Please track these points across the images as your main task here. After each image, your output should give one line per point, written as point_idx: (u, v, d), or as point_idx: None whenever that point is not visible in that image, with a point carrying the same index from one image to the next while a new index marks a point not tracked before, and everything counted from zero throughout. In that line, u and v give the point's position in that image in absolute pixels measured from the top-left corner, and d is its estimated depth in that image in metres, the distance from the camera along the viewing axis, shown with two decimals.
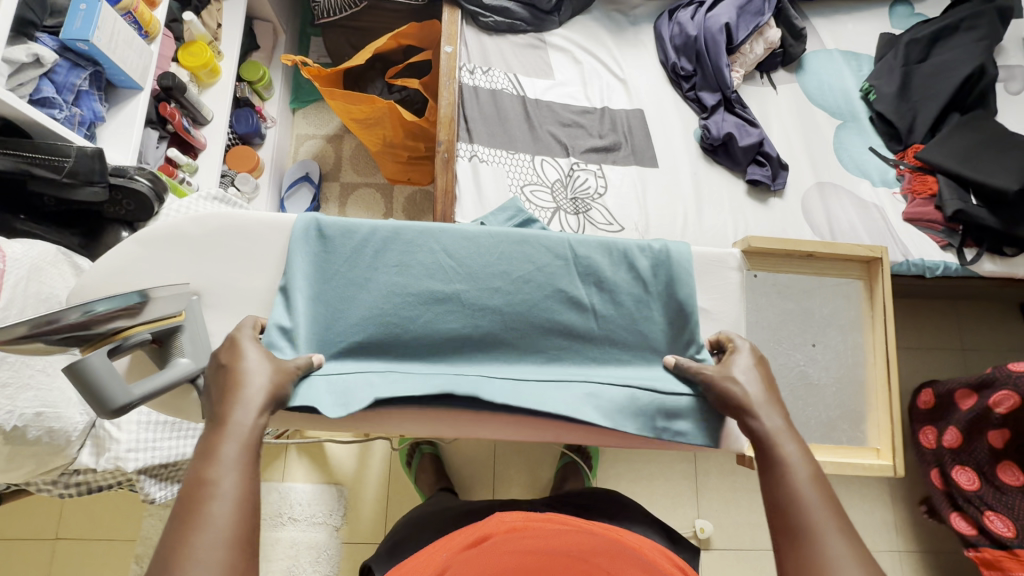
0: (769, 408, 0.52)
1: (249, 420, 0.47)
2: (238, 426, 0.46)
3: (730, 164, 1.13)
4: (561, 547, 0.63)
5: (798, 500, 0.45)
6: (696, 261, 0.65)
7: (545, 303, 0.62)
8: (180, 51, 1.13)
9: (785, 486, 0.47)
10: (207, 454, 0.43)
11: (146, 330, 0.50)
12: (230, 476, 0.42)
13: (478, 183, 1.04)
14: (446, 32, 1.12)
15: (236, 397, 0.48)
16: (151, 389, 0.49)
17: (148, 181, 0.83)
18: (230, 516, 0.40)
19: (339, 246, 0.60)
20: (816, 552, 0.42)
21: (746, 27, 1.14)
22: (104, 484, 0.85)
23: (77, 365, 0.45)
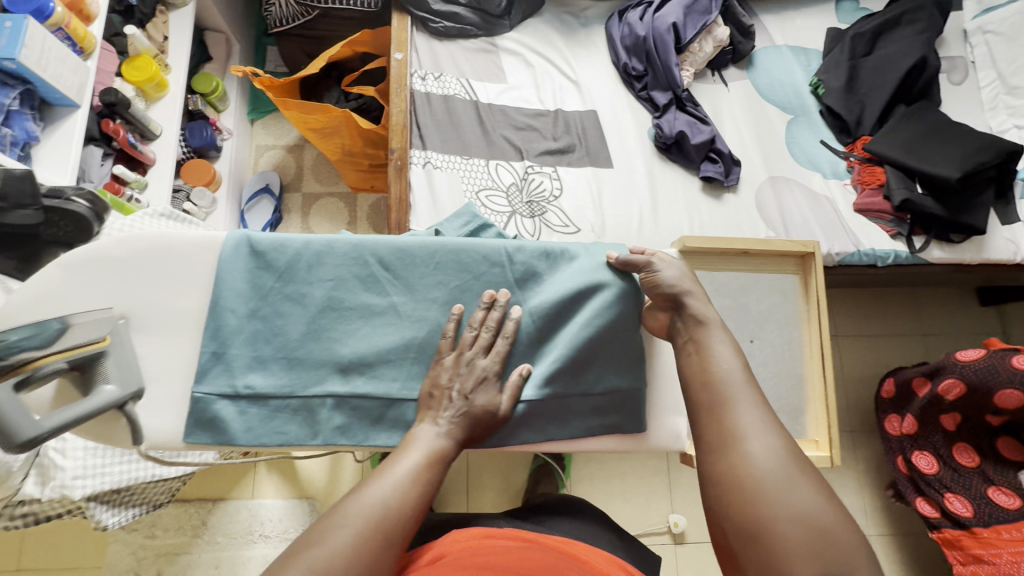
0: (702, 300, 0.60)
1: (439, 431, 0.56)
2: (397, 466, 0.53)
3: (685, 161, 1.15)
4: (513, 558, 0.63)
5: (726, 384, 0.54)
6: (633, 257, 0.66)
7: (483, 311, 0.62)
8: (124, 65, 1.10)
9: (711, 368, 0.56)
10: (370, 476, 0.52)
11: (58, 359, 0.48)
12: (405, 466, 0.53)
13: (433, 190, 1.04)
14: (396, 38, 1.11)
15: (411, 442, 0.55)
16: (69, 419, 0.48)
17: (87, 202, 0.79)
18: (350, 533, 0.48)
19: (271, 263, 0.59)
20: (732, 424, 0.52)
21: (694, 26, 1.15)
22: (54, 514, 0.83)
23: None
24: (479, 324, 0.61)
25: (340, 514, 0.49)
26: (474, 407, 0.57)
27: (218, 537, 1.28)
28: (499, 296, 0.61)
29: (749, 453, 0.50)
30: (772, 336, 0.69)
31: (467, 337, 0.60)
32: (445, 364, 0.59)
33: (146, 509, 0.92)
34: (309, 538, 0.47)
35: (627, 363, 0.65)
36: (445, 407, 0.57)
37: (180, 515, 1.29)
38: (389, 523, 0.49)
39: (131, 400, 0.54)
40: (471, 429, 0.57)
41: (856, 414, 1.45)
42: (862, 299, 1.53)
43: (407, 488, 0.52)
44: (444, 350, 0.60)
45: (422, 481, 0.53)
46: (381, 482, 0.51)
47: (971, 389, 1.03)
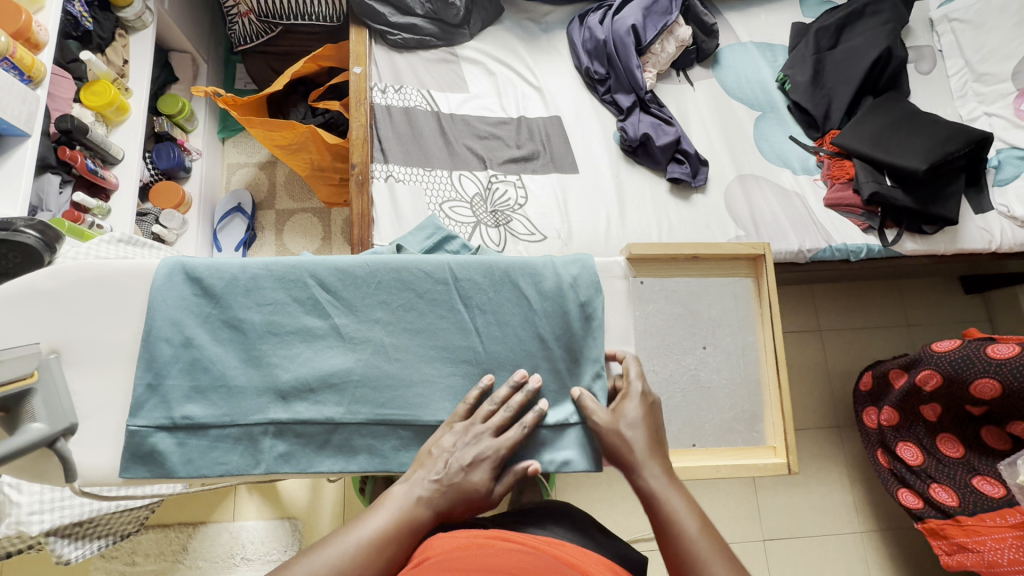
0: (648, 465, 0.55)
1: (420, 497, 0.52)
2: (362, 529, 0.48)
3: (651, 163, 1.13)
4: (517, 566, 0.46)
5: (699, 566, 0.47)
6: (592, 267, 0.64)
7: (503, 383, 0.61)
8: (82, 91, 1.09)
9: (678, 542, 0.49)
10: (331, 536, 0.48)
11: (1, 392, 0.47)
12: (369, 530, 0.49)
13: (395, 203, 1.03)
14: (354, 52, 1.10)
15: (389, 499, 0.51)
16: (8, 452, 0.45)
17: (36, 233, 0.76)
18: None
19: (207, 289, 0.57)
20: None
21: (654, 27, 1.14)
22: (13, 550, 0.81)
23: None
24: (501, 403, 0.58)
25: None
26: (466, 483, 0.53)
27: (199, 562, 1.27)
28: (528, 382, 0.59)
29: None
30: (726, 342, 0.68)
31: (483, 411, 0.58)
32: (454, 430, 0.57)
33: (114, 540, 0.90)
34: None
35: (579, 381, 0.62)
36: (438, 470, 0.54)
37: (160, 540, 1.28)
38: None
39: (62, 436, 0.53)
40: (456, 505, 0.53)
41: (843, 409, 1.43)
42: (844, 292, 1.52)
43: (365, 558, 0.47)
44: (457, 417, 0.58)
45: (383, 554, 0.48)
46: (337, 546, 0.47)
47: (948, 380, 1.00)
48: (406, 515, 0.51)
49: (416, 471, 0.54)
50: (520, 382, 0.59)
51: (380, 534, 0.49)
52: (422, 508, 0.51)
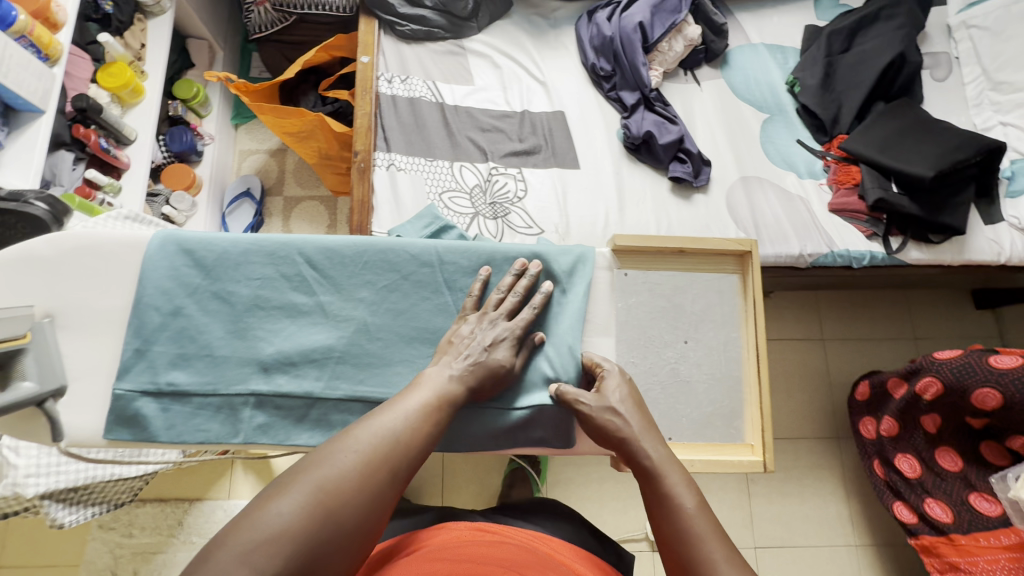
0: (649, 443, 0.53)
1: (452, 375, 0.54)
2: (408, 401, 0.50)
3: (653, 162, 1.13)
4: (486, 554, 0.54)
5: (693, 539, 0.46)
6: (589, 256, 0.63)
7: (503, 275, 0.62)
8: (99, 73, 1.13)
9: (673, 519, 0.48)
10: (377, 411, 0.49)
11: None
12: (414, 403, 0.50)
13: (396, 191, 1.04)
14: (362, 41, 1.12)
15: (423, 376, 0.53)
16: None
17: (46, 205, 0.79)
18: (345, 464, 0.44)
19: (200, 260, 0.59)
20: None
21: (662, 25, 1.13)
22: (10, 511, 0.84)
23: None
24: (509, 290, 0.59)
25: (345, 441, 0.45)
26: (490, 360, 0.55)
27: (193, 537, 1.30)
28: (535, 271, 0.59)
29: None
30: (708, 337, 0.64)
31: (492, 299, 0.59)
32: (469, 321, 0.58)
33: (107, 508, 0.93)
34: (308, 462, 0.43)
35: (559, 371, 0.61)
36: (463, 353, 0.55)
37: (156, 514, 1.31)
38: (394, 455, 0.46)
39: (51, 397, 0.54)
40: (484, 381, 0.55)
41: (842, 418, 1.40)
42: (849, 302, 1.49)
43: (418, 424, 0.49)
44: (467, 308, 0.59)
45: (432, 421, 0.50)
46: (392, 415, 0.48)
47: (948, 388, 0.98)
48: (443, 389, 0.52)
49: (448, 349, 0.56)
50: (524, 267, 0.60)
51: (425, 404, 0.50)
52: (456, 385, 0.53)
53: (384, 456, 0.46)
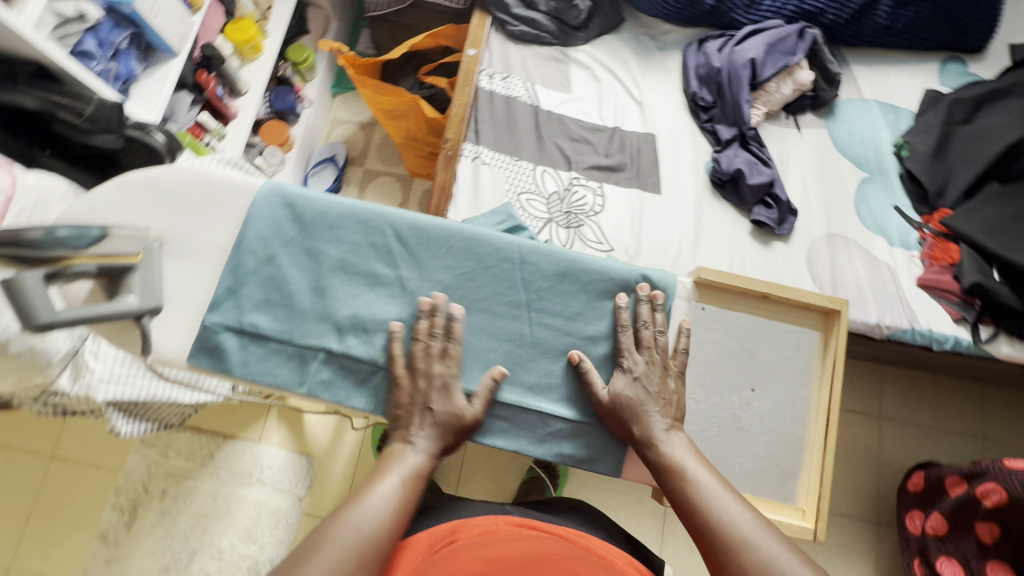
0: (651, 423, 0.57)
1: (415, 450, 0.56)
2: (380, 490, 0.53)
3: (738, 201, 1.10)
4: (520, 557, 0.56)
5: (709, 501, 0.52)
6: (671, 283, 0.62)
7: (564, 329, 0.61)
8: (229, 26, 1.21)
9: (685, 491, 0.53)
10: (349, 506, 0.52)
11: (92, 263, 0.52)
12: (385, 488, 0.53)
13: (477, 183, 1.07)
14: (471, 36, 1.16)
15: (390, 460, 0.56)
16: (89, 315, 0.50)
17: (164, 138, 0.89)
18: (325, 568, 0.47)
19: (300, 216, 0.62)
20: (733, 535, 0.49)
21: (773, 65, 1.10)
22: (79, 410, 0.91)
23: (9, 282, 0.45)
24: (439, 333, 0.59)
25: (324, 540, 0.48)
26: (443, 415, 0.57)
27: (220, 471, 1.39)
28: (656, 297, 0.60)
29: (757, 562, 0.47)
30: (777, 390, 0.62)
31: (420, 351, 0.59)
32: (405, 387, 0.58)
33: (157, 427, 1.00)
34: (292, 566, 0.46)
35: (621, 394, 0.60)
36: (413, 425, 0.57)
37: (193, 441, 1.41)
38: (369, 548, 0.49)
39: (148, 315, 0.58)
40: (447, 436, 0.57)
41: (884, 505, 1.32)
42: (915, 385, 1.40)
43: (390, 509, 0.52)
44: (399, 369, 0.59)
45: (404, 501, 0.53)
46: (364, 507, 0.51)
47: (1012, 500, 0.90)
48: (410, 466, 0.55)
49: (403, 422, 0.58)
50: (622, 308, 0.60)
51: (395, 490, 0.54)
52: (417, 457, 0.56)
53: (361, 551, 0.49)
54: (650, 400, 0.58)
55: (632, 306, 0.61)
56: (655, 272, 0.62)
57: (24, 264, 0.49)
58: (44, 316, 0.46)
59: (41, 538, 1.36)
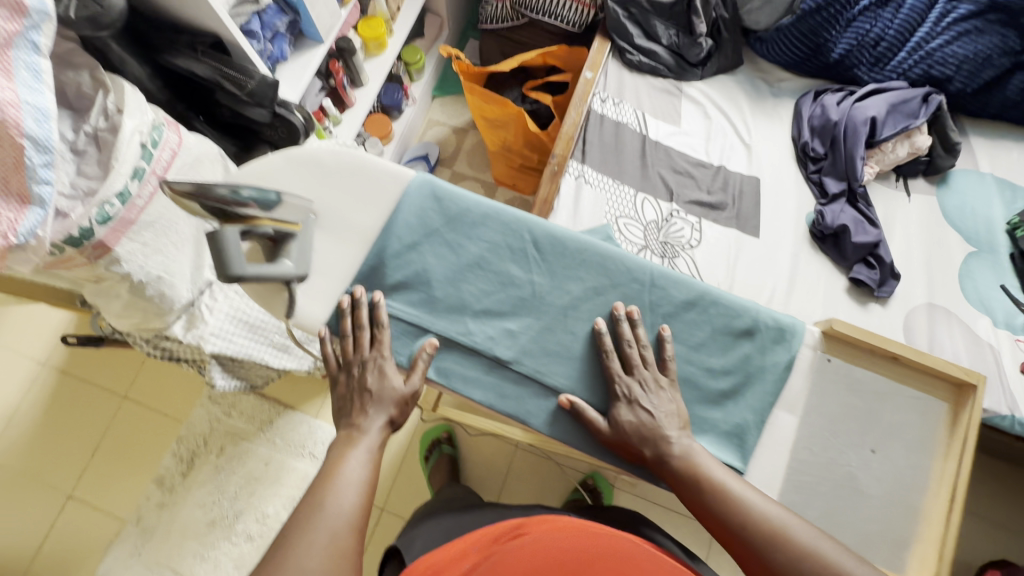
0: (668, 424, 0.58)
1: (374, 428, 0.60)
2: (350, 471, 0.56)
3: (837, 257, 1.08)
4: (585, 562, 0.55)
5: (739, 496, 0.54)
6: (800, 329, 0.62)
7: (682, 361, 0.62)
8: (361, 22, 1.29)
9: (713, 487, 0.54)
10: (321, 491, 0.54)
11: (270, 226, 0.55)
12: (355, 468, 0.56)
13: (578, 202, 1.09)
14: (590, 59, 1.19)
15: (349, 442, 0.59)
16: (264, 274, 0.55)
17: (303, 117, 0.95)
18: (315, 559, 0.49)
19: (445, 209, 0.65)
20: (769, 526, 0.52)
21: (893, 126, 1.09)
22: (182, 358, 0.97)
23: (211, 233, 0.51)
24: (367, 324, 0.62)
25: (310, 533, 0.51)
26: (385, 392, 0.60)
27: (276, 439, 1.44)
28: (633, 313, 0.61)
29: (801, 548, 0.50)
30: (899, 454, 0.60)
31: (349, 339, 0.62)
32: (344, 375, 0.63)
33: (246, 386, 1.05)
34: (283, 563, 0.49)
35: (739, 432, 0.59)
36: (357, 409, 0.61)
37: (255, 406, 1.47)
38: (352, 533, 0.52)
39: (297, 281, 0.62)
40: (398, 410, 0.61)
41: None
42: (994, 477, 1.32)
43: (361, 489, 0.55)
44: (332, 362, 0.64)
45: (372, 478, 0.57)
46: (339, 492, 0.54)
47: None
48: (375, 443, 0.59)
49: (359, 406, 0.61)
50: (603, 332, 0.61)
51: (365, 468, 0.57)
52: (378, 435, 0.59)
53: (344, 533, 0.52)
54: (654, 407, 0.58)
55: (613, 327, 0.62)
56: (785, 316, 0.63)
57: (217, 215, 0.53)
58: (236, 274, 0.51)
59: (103, 472, 1.44)
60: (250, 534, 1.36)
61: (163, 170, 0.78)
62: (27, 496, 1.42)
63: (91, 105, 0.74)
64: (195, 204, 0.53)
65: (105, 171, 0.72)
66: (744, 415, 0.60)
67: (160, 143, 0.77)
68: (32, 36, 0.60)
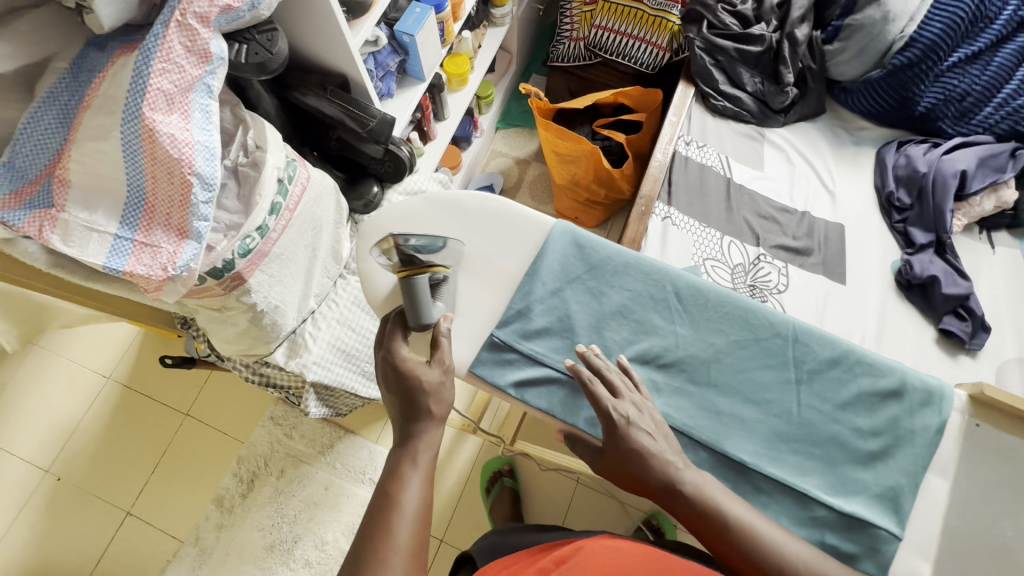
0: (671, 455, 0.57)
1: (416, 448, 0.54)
2: (405, 502, 0.50)
3: (925, 307, 1.08)
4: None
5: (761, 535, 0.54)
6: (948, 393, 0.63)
7: (829, 420, 0.63)
8: (447, 58, 1.33)
9: (737, 527, 0.54)
10: (380, 529, 0.48)
11: (443, 271, 0.63)
12: (410, 499, 0.50)
13: (665, 243, 1.10)
14: (675, 103, 1.24)
15: (397, 474, 0.52)
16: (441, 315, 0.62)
17: (408, 150, 0.97)
18: None
19: (588, 256, 0.68)
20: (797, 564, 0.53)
21: (982, 179, 1.10)
22: (278, 384, 0.97)
23: (406, 281, 0.60)
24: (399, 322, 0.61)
25: None
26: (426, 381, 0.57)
27: (335, 463, 1.44)
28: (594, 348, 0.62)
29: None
30: None
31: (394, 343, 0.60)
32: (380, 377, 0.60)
33: (332, 413, 1.05)
34: None
35: (890, 493, 0.61)
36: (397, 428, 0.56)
37: (316, 429, 1.47)
38: None
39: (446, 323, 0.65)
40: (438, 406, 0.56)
41: None
42: None
43: (418, 523, 0.50)
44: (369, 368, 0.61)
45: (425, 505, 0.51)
46: (401, 528, 0.48)
47: None
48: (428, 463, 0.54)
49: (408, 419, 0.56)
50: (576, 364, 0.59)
51: (423, 495, 0.51)
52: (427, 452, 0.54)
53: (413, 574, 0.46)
54: (650, 429, 0.58)
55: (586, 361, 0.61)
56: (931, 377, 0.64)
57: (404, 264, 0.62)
58: (429, 318, 0.60)
59: (160, 488, 1.44)
60: (308, 561, 1.35)
61: (293, 209, 0.80)
62: (85, 510, 1.41)
63: (232, 141, 0.75)
64: (393, 255, 0.63)
65: (247, 206, 0.73)
66: (897, 478, 0.61)
67: (293, 179, 0.79)
68: (208, 80, 0.62)
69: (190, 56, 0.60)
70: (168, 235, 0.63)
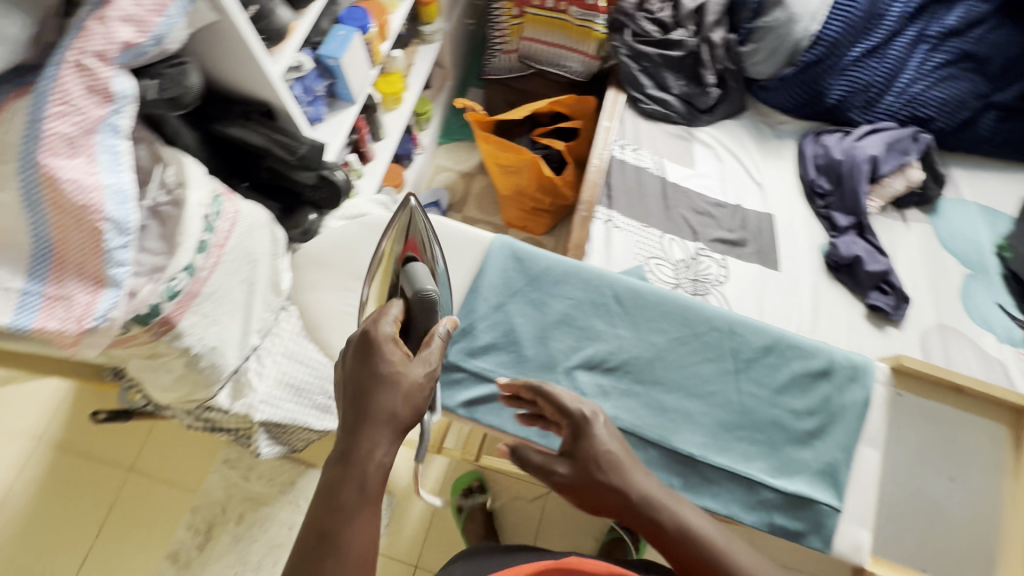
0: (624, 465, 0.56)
1: (366, 472, 0.48)
2: (343, 541, 0.45)
3: (853, 285, 1.14)
4: None
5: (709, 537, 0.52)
6: (871, 368, 0.68)
7: (768, 406, 0.66)
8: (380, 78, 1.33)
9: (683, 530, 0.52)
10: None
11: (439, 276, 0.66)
12: (352, 538, 0.45)
13: (609, 245, 1.13)
14: (607, 109, 1.28)
15: (338, 505, 0.46)
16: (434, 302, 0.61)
17: (343, 175, 0.96)
18: None
19: (527, 268, 0.71)
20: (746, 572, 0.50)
21: (892, 162, 1.18)
22: (226, 427, 0.94)
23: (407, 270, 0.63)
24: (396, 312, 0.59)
25: None
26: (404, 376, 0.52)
27: (299, 500, 1.38)
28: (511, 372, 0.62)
29: None
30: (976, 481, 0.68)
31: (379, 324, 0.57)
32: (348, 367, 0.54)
33: (288, 450, 1.02)
34: None
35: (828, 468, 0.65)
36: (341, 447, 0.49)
37: (276, 467, 1.41)
38: None
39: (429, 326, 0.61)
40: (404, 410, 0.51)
41: None
42: None
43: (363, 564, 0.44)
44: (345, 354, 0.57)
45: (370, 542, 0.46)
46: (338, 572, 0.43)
47: None
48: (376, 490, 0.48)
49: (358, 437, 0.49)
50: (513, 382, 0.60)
51: (371, 531, 0.46)
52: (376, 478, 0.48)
53: None
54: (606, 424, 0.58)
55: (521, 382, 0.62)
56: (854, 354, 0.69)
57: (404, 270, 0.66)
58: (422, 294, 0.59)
59: (106, 552, 1.34)
60: None
61: (224, 245, 0.77)
62: None
63: (148, 179, 0.72)
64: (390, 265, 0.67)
65: (170, 246, 0.70)
66: (834, 453, 0.65)
67: (221, 214, 0.76)
68: (115, 120, 0.60)
69: (92, 97, 0.57)
70: (85, 286, 0.59)
